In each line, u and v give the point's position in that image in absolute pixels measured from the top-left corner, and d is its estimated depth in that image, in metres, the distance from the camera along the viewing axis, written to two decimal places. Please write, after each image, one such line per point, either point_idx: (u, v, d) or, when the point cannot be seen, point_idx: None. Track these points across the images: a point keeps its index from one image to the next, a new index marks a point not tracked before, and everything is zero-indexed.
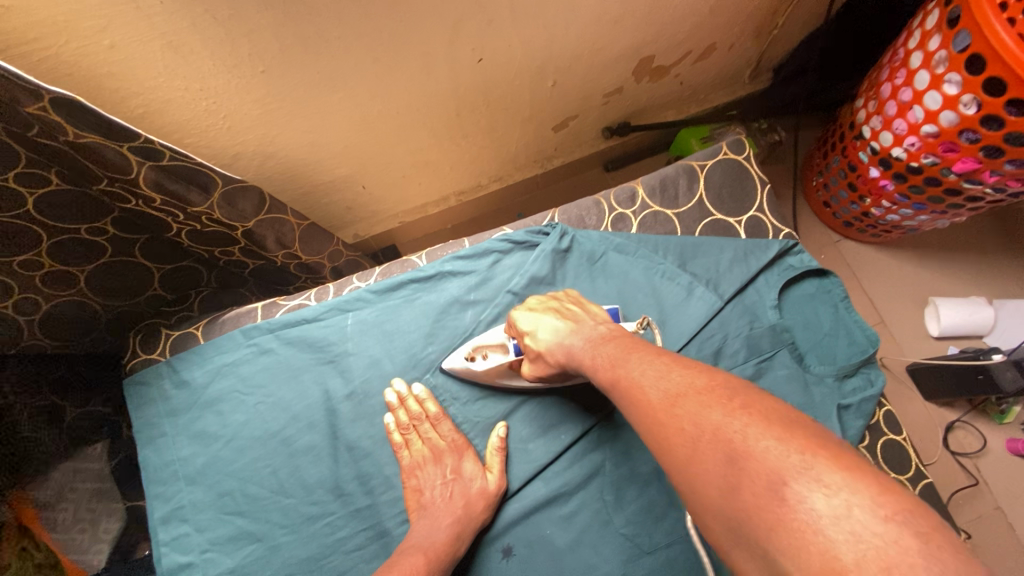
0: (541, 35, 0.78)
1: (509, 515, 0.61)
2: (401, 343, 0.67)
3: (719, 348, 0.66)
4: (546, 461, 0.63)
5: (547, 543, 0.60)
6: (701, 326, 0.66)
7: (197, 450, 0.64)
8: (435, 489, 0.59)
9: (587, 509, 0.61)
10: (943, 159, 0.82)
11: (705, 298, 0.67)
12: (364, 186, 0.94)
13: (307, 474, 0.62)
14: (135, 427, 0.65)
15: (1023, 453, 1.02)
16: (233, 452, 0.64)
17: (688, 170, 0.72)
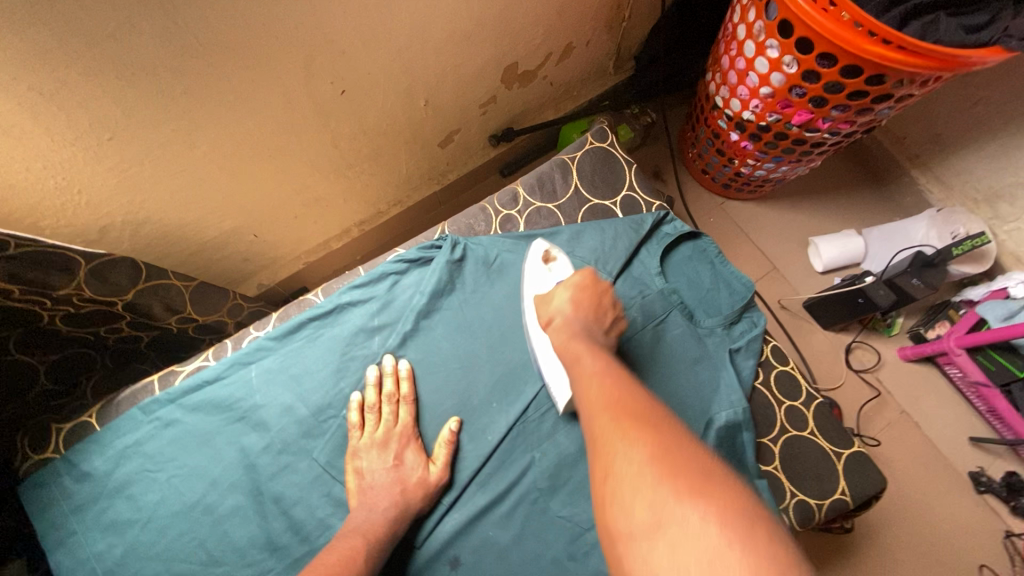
0: (399, 59, 0.80)
1: (449, 528, 0.61)
2: (312, 383, 0.66)
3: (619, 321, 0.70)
4: (477, 466, 0.64)
5: (492, 545, 0.61)
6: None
7: (113, 541, 0.60)
8: (376, 473, 0.60)
9: (523, 504, 0.63)
10: (783, 115, 0.91)
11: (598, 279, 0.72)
12: (256, 234, 0.93)
13: (236, 537, 0.60)
14: (40, 534, 0.61)
15: (912, 358, 1.15)
16: (153, 534, 0.60)
17: (560, 164, 0.77)
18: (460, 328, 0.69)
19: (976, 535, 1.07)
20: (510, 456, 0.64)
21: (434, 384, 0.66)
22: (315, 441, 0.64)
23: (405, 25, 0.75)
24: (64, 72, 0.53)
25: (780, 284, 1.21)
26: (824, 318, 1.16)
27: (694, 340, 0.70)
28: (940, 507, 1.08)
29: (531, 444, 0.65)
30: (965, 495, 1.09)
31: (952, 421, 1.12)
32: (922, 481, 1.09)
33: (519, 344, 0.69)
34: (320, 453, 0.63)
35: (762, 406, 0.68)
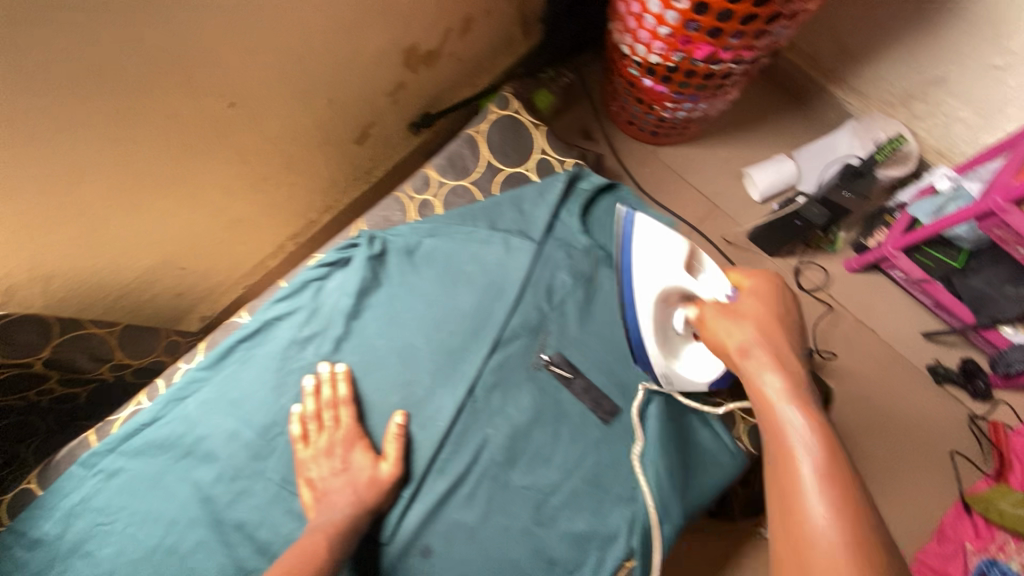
0: (286, 61, 0.77)
1: (415, 518, 0.61)
2: (252, 405, 0.64)
3: (550, 284, 0.71)
4: (432, 454, 0.63)
5: (460, 527, 0.61)
6: (531, 272, 0.71)
7: None
8: (327, 480, 0.60)
9: (485, 482, 0.63)
10: (686, 52, 0.91)
11: (525, 248, 0.71)
12: (184, 266, 0.91)
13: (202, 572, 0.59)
14: None
15: (858, 269, 1.17)
16: None
17: (468, 140, 0.76)
18: (394, 322, 0.68)
19: (943, 425, 1.11)
20: (465, 437, 0.64)
21: (378, 381, 0.66)
22: (265, 461, 0.63)
23: (284, 23, 0.73)
24: None
25: (722, 220, 1.22)
26: (769, 246, 1.18)
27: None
28: (907, 405, 1.12)
29: (482, 422, 0.65)
30: (927, 389, 1.13)
31: (906, 321, 1.15)
32: (886, 384, 1.13)
33: (455, 325, 0.68)
34: (274, 472, 0.62)
35: None
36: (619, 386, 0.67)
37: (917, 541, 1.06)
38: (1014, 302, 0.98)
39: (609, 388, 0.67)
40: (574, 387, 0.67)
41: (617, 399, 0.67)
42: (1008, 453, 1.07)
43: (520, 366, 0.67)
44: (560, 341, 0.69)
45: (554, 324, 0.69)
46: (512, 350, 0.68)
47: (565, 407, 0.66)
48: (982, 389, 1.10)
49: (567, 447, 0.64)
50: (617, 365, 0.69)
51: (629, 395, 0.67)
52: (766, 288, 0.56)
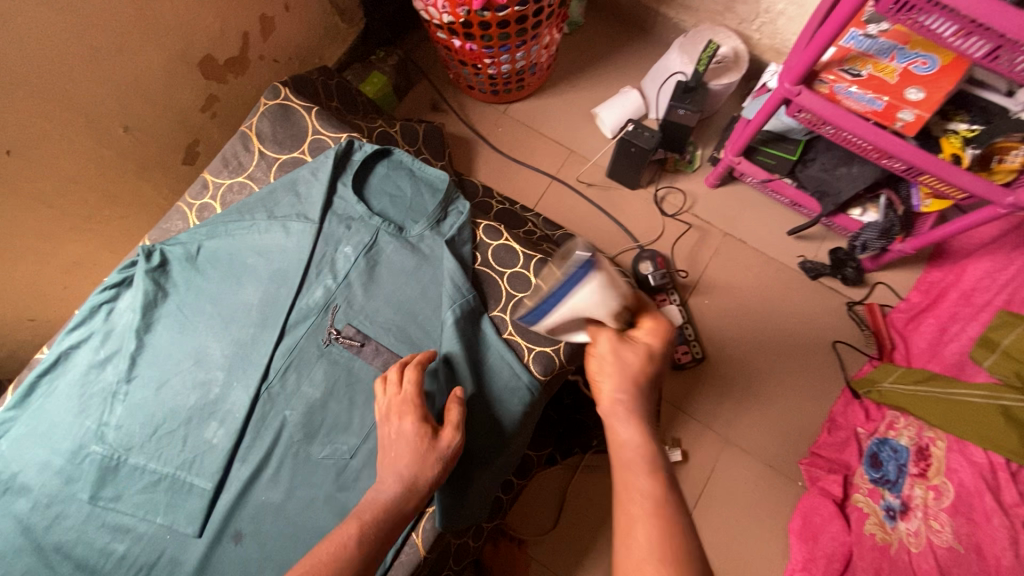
0: (55, 99, 0.78)
1: (224, 506, 0.64)
2: (59, 433, 0.67)
3: (333, 261, 0.72)
4: (233, 444, 0.66)
5: (268, 506, 0.64)
6: (311, 253, 0.72)
7: None
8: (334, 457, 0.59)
9: (287, 460, 0.65)
10: (468, 5, 0.92)
11: (302, 231, 0.72)
12: (31, 318, 0.92)
13: None
14: None
15: (716, 183, 1.17)
16: None
17: (239, 136, 0.77)
18: (183, 328, 0.70)
19: (822, 315, 1.12)
20: (265, 422, 0.67)
21: (174, 386, 0.68)
22: (76, 483, 0.65)
23: (34, 61, 0.73)
24: None
25: (578, 163, 1.23)
26: (628, 179, 1.18)
27: (408, 251, 0.72)
28: (783, 305, 1.13)
29: (280, 404, 0.67)
30: (802, 284, 1.13)
31: (770, 224, 1.15)
32: (760, 289, 1.13)
33: (244, 320, 0.70)
34: (84, 492, 0.65)
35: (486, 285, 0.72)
36: (408, 345, 0.69)
37: (812, 434, 1.07)
38: (849, 182, 0.97)
39: (399, 349, 0.69)
40: (363, 354, 0.68)
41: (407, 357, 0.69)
42: (886, 332, 1.08)
43: (310, 345, 0.69)
44: (348, 313, 0.70)
45: (341, 298, 0.71)
46: (301, 331, 0.70)
47: (356, 375, 0.68)
48: (852, 276, 1.10)
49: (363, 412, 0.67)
50: (406, 326, 0.70)
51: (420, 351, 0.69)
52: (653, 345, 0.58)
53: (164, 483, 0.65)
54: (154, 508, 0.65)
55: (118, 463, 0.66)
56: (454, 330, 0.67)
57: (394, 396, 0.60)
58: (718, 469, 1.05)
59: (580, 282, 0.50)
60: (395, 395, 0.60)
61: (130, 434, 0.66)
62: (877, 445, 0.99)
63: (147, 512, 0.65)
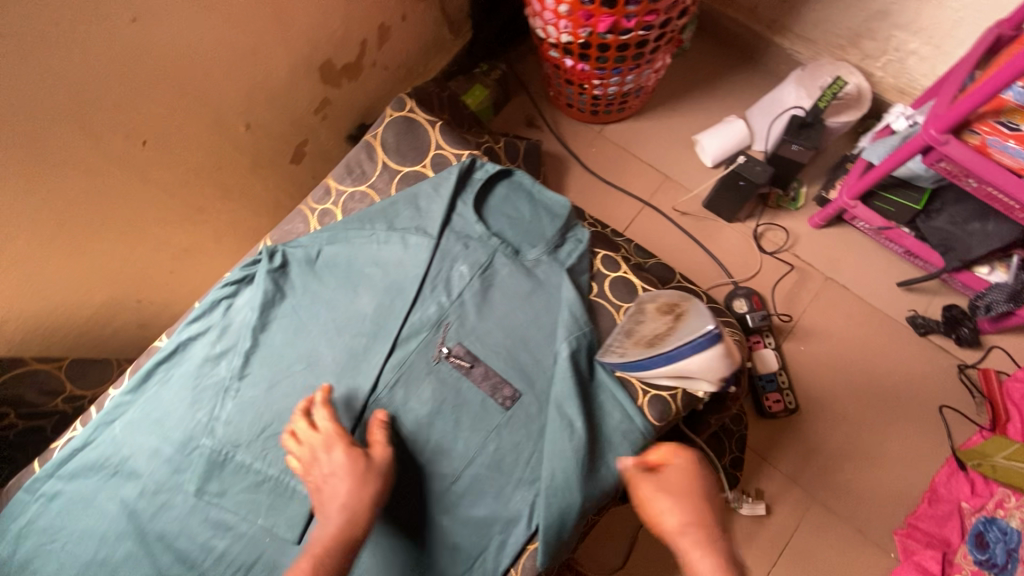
0: (191, 96, 0.81)
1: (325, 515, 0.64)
2: (170, 422, 0.68)
3: (448, 278, 0.72)
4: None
5: None
6: (426, 267, 0.71)
7: None
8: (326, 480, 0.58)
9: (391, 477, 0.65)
10: (592, 27, 0.90)
11: (420, 244, 0.72)
12: (140, 299, 0.96)
13: None
14: None
15: (822, 224, 1.12)
16: None
17: (365, 145, 0.78)
18: (298, 330, 0.70)
19: (929, 375, 1.04)
20: (371, 433, 0.66)
21: (284, 387, 0.68)
22: (184, 473, 0.66)
23: (178, 59, 0.76)
24: None
25: (674, 190, 1.19)
26: (726, 212, 1.14)
27: (523, 275, 0.71)
28: (886, 360, 1.06)
29: (387, 416, 0.67)
30: (908, 340, 1.06)
31: (878, 272, 1.09)
32: (861, 340, 1.07)
33: (356, 328, 0.70)
34: (191, 484, 0.65)
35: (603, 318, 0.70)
36: (518, 371, 0.68)
37: (911, 501, 0.99)
38: (982, 240, 0.91)
39: (508, 375, 0.67)
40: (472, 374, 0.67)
41: (516, 384, 0.67)
42: (1002, 402, 0.99)
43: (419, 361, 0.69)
44: (459, 332, 0.69)
45: (452, 317, 0.70)
46: (411, 345, 0.69)
47: (464, 394, 0.67)
48: (968, 336, 1.02)
49: (468, 435, 0.65)
50: (515, 351, 0.68)
51: (529, 378, 0.67)
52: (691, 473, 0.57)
53: (268, 484, 0.65)
54: (256, 508, 0.65)
55: (226, 460, 0.66)
56: (567, 366, 0.65)
57: (315, 437, 0.60)
58: (802, 528, 0.99)
59: (699, 349, 0.56)
60: (316, 435, 0.61)
61: (238, 430, 0.67)
62: (984, 524, 0.90)
63: (249, 511, 0.65)
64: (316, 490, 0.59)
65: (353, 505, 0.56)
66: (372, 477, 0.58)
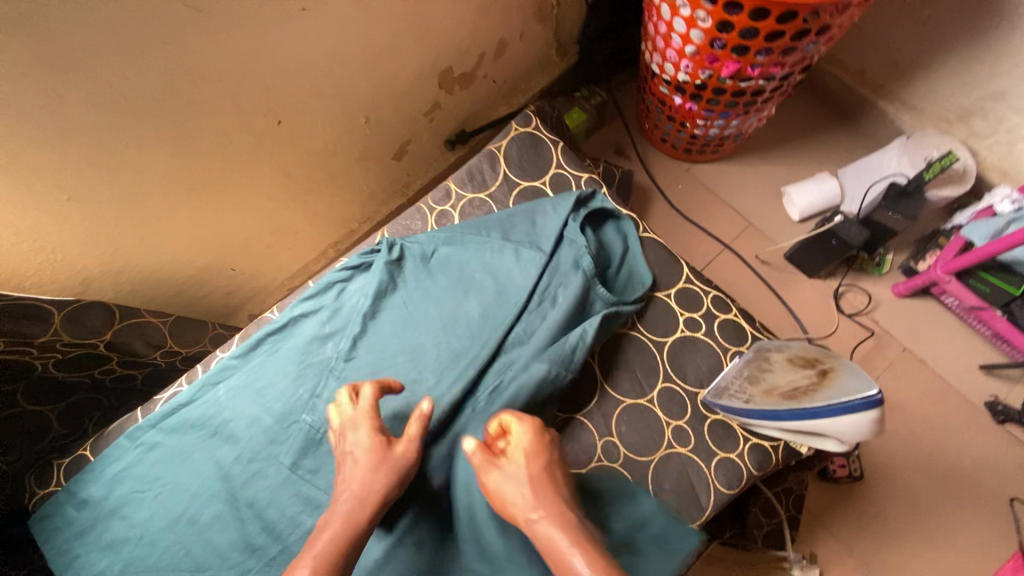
0: (325, 84, 0.85)
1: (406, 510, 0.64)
2: (273, 393, 0.70)
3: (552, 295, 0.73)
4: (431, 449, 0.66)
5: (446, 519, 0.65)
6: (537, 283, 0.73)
7: (112, 559, 0.66)
8: (351, 467, 0.55)
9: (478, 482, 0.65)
10: (714, 70, 0.92)
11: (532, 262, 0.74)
12: (235, 267, 0.99)
13: (217, 542, 0.65)
14: (50, 560, 0.67)
15: (906, 294, 1.11)
16: (145, 548, 0.65)
17: (487, 154, 0.81)
18: (407, 324, 0.72)
19: (1001, 465, 1.02)
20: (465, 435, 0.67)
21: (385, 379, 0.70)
22: (280, 446, 0.67)
23: (324, 48, 0.80)
24: (5, 139, 0.58)
25: (757, 239, 1.19)
26: (808, 267, 1.13)
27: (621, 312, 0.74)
28: (957, 442, 1.03)
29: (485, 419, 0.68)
30: (983, 425, 1.04)
31: (959, 352, 1.07)
32: (932, 417, 1.05)
33: (461, 331, 0.71)
34: (286, 457, 0.67)
35: (709, 355, 0.75)
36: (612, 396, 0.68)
37: None
38: None
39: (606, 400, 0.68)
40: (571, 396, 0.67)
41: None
42: None
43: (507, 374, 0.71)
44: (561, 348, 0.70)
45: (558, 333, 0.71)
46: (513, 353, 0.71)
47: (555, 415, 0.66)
48: None
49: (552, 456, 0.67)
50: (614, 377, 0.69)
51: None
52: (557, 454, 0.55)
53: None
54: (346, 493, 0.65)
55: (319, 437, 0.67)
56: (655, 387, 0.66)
57: (355, 412, 0.59)
58: None
59: (850, 411, 0.55)
60: (356, 409, 0.59)
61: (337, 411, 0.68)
62: None
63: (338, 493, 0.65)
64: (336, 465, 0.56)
65: (366, 494, 0.52)
66: (394, 475, 0.55)
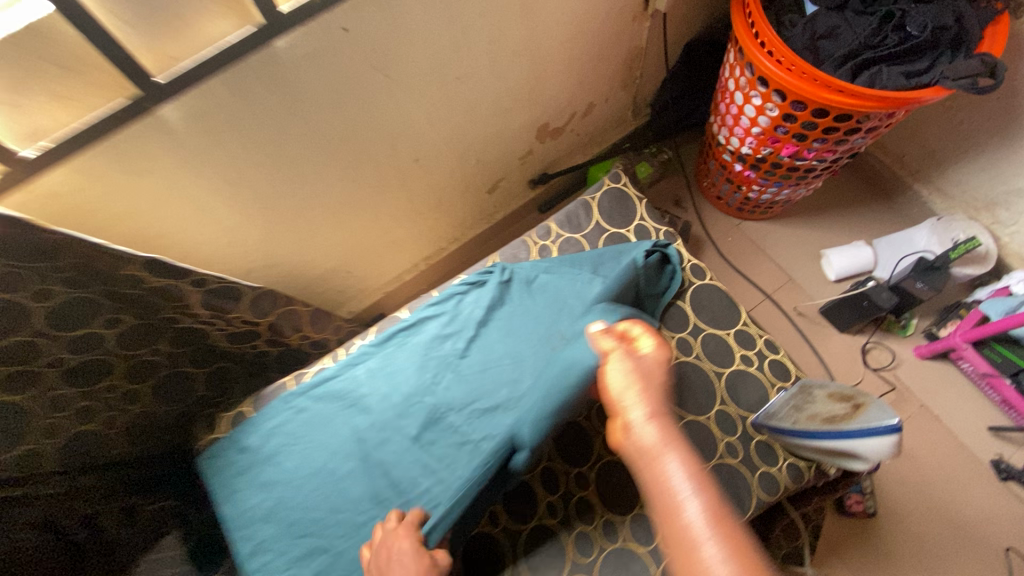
0: (454, 131, 1.04)
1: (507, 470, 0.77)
2: (402, 377, 0.86)
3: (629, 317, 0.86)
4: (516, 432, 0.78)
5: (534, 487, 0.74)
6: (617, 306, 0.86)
7: (265, 496, 0.82)
8: (396, 568, 0.65)
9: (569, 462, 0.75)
10: (775, 148, 1.08)
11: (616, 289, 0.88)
12: (350, 272, 1.17)
13: (352, 491, 0.80)
14: (215, 491, 0.84)
15: (927, 356, 1.24)
16: (293, 490, 0.82)
17: (584, 203, 1.00)
18: (511, 332, 0.88)
19: (1003, 519, 1.13)
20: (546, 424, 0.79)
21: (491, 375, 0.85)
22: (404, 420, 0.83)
23: (460, 104, 0.99)
24: (242, 159, 0.77)
25: (796, 293, 1.34)
26: (840, 323, 1.28)
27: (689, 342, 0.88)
28: (964, 494, 1.15)
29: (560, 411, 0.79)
30: (989, 481, 1.16)
31: (972, 413, 1.20)
32: (943, 470, 1.17)
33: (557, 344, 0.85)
34: (411, 429, 0.82)
35: (756, 386, 0.90)
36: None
37: None
38: None
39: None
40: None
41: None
42: None
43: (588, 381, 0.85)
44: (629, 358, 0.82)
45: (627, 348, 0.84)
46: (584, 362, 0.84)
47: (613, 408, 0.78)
48: None
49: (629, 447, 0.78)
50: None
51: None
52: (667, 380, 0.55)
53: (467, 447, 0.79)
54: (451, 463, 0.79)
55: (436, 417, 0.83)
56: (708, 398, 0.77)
57: (392, 528, 0.70)
58: None
59: (876, 432, 0.75)
60: (395, 525, 0.70)
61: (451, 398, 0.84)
62: None
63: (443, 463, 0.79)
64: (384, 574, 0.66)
65: None
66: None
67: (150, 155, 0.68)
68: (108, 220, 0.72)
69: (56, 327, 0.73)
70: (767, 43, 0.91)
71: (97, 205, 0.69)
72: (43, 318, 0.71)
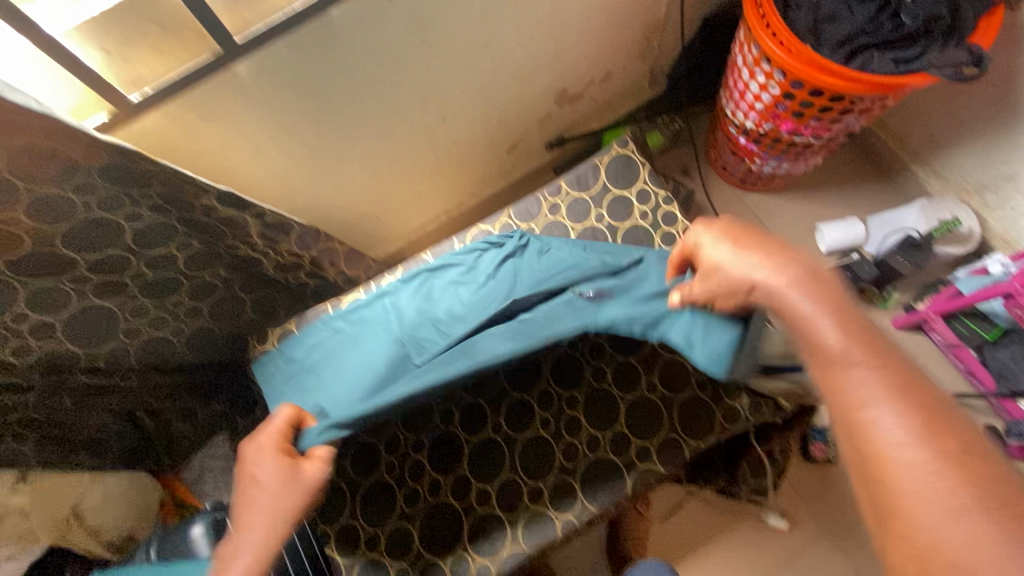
0: (480, 93, 1.14)
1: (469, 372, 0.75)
2: (422, 308, 1.00)
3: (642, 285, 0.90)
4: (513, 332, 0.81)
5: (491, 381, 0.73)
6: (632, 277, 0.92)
7: (300, 397, 0.97)
8: (266, 471, 0.71)
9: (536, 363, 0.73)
10: (775, 124, 1.16)
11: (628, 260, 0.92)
12: (379, 217, 1.30)
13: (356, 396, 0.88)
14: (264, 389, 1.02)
15: (903, 327, 1.35)
16: (322, 392, 0.95)
17: (592, 165, 1.10)
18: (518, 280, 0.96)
19: None
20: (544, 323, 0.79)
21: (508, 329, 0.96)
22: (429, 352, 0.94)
23: (487, 69, 1.09)
24: (296, 110, 0.90)
25: None
26: None
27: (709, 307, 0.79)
28: None
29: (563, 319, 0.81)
30: None
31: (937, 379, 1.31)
32: None
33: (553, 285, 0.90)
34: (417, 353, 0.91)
35: None
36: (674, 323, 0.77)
37: None
38: None
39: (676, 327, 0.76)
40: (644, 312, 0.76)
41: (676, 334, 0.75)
42: None
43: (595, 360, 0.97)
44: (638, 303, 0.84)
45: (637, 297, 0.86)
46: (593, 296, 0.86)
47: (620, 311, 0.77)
48: None
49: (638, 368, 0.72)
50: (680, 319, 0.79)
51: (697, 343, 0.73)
52: (797, 252, 0.64)
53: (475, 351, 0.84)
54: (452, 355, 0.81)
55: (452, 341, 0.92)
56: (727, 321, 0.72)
57: (270, 435, 0.76)
58: (809, 555, 1.23)
59: None
60: (274, 433, 0.77)
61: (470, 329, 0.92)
62: None
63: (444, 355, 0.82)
64: (249, 479, 0.72)
65: (279, 504, 0.69)
66: (297, 485, 0.71)
67: (222, 105, 0.81)
68: (184, 158, 0.85)
69: (139, 245, 0.88)
70: (772, 23, 0.99)
71: (179, 145, 0.82)
72: (132, 238, 0.86)
